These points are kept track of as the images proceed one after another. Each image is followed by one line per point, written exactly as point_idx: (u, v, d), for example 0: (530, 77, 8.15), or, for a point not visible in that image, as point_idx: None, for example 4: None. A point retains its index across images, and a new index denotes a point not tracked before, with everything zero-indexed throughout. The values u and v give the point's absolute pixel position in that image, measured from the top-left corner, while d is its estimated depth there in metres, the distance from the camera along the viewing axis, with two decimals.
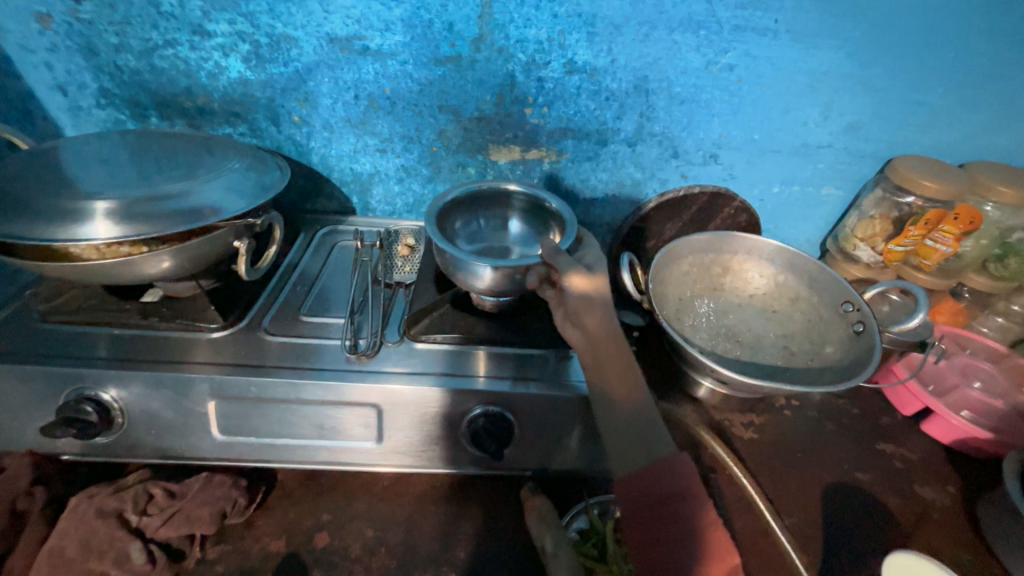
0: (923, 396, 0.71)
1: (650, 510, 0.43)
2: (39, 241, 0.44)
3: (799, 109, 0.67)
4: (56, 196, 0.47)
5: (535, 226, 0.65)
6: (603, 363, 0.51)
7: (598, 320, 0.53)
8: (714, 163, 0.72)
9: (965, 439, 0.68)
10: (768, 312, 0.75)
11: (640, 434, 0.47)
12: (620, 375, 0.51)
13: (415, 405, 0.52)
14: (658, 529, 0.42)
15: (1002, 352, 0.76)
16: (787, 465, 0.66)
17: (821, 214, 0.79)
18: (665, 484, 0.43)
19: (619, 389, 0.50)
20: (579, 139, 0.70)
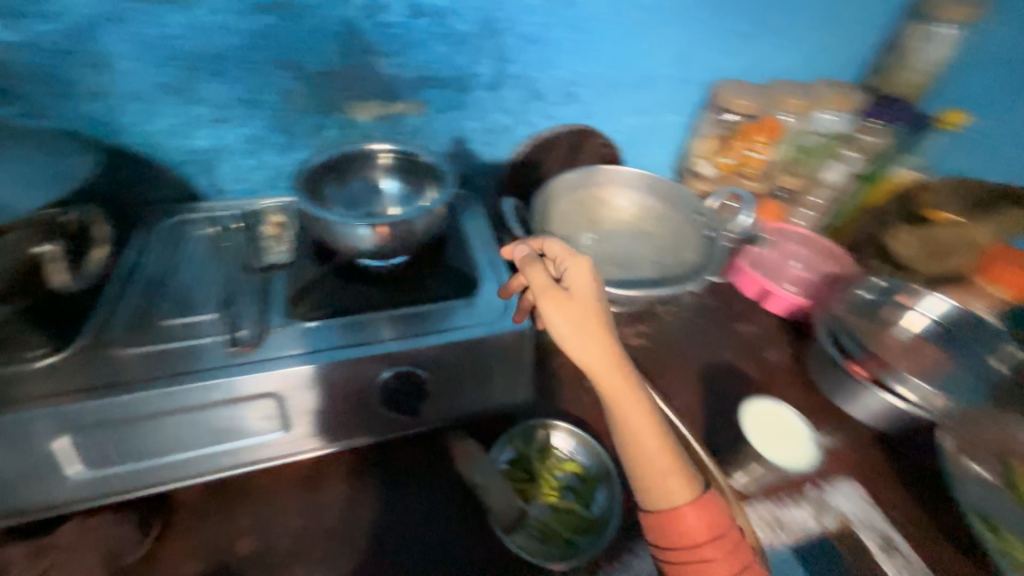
0: (756, 279, 0.87)
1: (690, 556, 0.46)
2: None
3: (634, 43, 0.73)
4: None
5: (409, 183, 0.63)
6: (615, 396, 0.49)
7: (591, 351, 0.49)
8: (572, 101, 0.76)
9: (792, 308, 0.85)
10: (641, 234, 0.83)
11: (667, 475, 0.48)
12: (643, 422, 0.49)
13: (317, 382, 0.50)
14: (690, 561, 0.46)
15: (812, 236, 0.94)
16: (670, 359, 0.77)
17: (669, 140, 0.88)
18: (700, 538, 0.46)
19: (644, 434, 0.48)
20: (439, 87, 0.68)
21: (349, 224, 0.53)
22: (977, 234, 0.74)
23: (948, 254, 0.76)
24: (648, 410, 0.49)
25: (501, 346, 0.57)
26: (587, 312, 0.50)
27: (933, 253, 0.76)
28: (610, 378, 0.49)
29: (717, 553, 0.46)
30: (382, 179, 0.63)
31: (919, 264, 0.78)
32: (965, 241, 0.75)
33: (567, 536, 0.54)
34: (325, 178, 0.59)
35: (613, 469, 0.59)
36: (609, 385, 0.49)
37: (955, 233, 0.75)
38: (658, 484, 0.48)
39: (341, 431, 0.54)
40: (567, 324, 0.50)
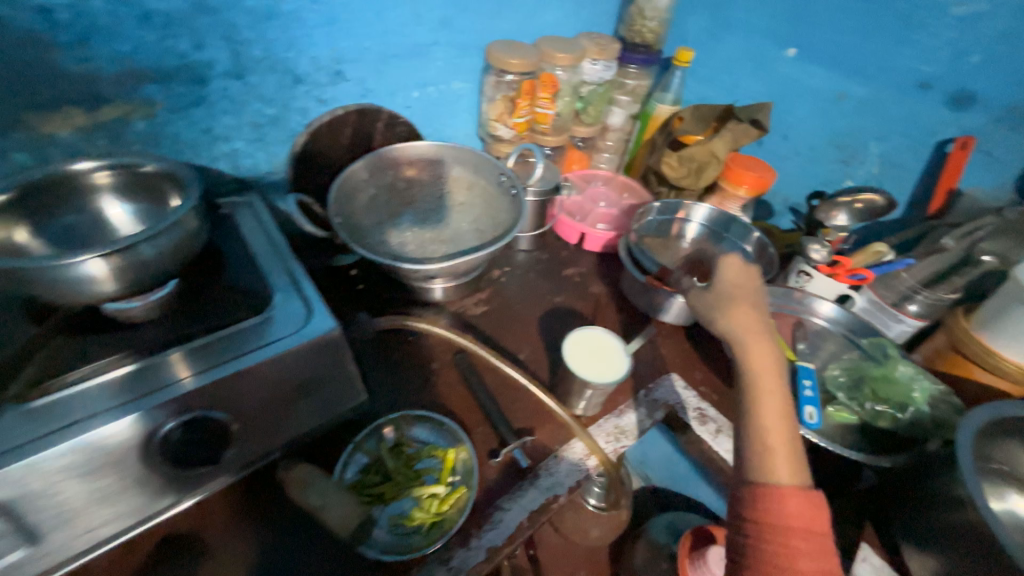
0: (569, 225, 0.95)
1: (779, 535, 0.42)
2: None
3: (391, 11, 0.70)
4: None
5: (146, 199, 0.52)
6: (757, 374, 0.51)
7: (747, 319, 0.54)
8: (343, 80, 0.71)
9: (605, 243, 0.95)
10: (458, 206, 0.83)
11: (777, 453, 0.46)
12: (774, 408, 0.48)
13: (66, 468, 0.40)
14: (780, 528, 0.43)
15: (612, 176, 1.05)
16: (511, 318, 0.81)
17: (463, 107, 0.89)
18: (794, 519, 0.43)
19: (769, 418, 0.48)
20: (163, 82, 0.56)
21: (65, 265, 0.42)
22: (714, 145, 0.88)
23: (694, 163, 0.91)
24: (784, 406, 0.49)
25: (307, 354, 0.52)
26: (733, 286, 0.57)
27: (680, 162, 0.93)
28: (759, 356, 0.52)
29: (811, 543, 0.42)
30: (104, 201, 0.51)
31: (675, 176, 0.93)
32: (705, 151, 0.89)
33: (433, 519, 0.53)
34: (7, 216, 0.45)
35: (465, 437, 0.60)
36: (751, 368, 0.51)
37: (698, 147, 0.89)
38: (768, 466, 0.46)
39: (129, 514, 0.45)
40: (736, 293, 0.57)
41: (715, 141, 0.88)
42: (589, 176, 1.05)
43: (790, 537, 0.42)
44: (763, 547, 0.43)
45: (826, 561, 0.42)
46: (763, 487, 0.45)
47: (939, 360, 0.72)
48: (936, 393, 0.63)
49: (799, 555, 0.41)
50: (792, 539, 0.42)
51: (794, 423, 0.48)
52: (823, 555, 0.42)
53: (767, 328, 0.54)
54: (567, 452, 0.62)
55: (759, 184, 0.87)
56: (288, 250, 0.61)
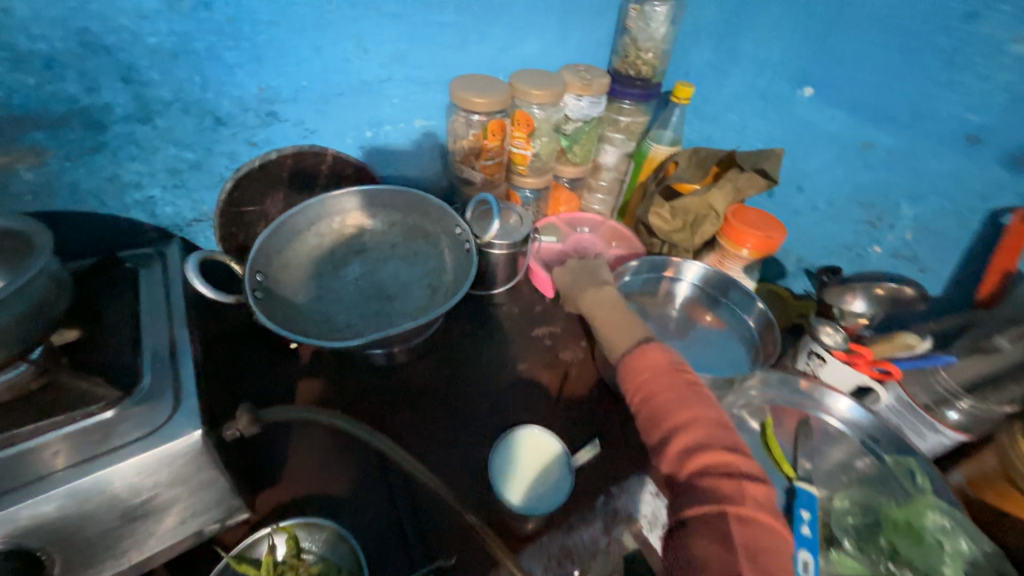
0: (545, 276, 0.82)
1: (642, 388, 0.54)
2: None
3: (330, 47, 0.62)
4: None
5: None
6: (604, 322, 0.65)
7: (580, 287, 0.73)
8: (277, 121, 0.63)
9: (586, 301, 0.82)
10: (411, 256, 0.74)
11: (626, 347, 0.61)
12: (618, 325, 0.64)
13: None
14: (654, 397, 0.53)
15: (601, 221, 0.91)
16: (459, 389, 0.67)
17: (429, 146, 0.80)
18: (645, 374, 0.55)
19: (615, 331, 0.63)
20: (51, 128, 0.51)
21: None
22: (713, 197, 0.77)
23: (689, 215, 0.79)
24: (622, 312, 0.66)
25: (165, 462, 0.43)
26: (577, 267, 0.76)
27: (674, 215, 0.80)
28: (596, 296, 0.69)
29: (663, 387, 0.53)
30: None
31: (668, 231, 0.80)
32: (702, 203, 0.77)
33: None
34: None
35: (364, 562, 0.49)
36: (594, 305, 0.68)
37: (695, 198, 0.78)
38: (626, 356, 0.59)
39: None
40: (574, 275, 0.75)
41: (714, 192, 0.76)
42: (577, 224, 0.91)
43: (650, 390, 0.53)
44: (638, 408, 0.54)
45: (670, 381, 0.53)
46: (636, 370, 0.56)
47: (986, 487, 0.57)
48: (966, 547, 0.50)
49: (655, 393, 0.53)
50: (645, 383, 0.54)
51: (631, 316, 0.65)
52: (666, 378, 0.53)
53: (597, 280, 0.73)
54: None
55: (765, 245, 0.74)
56: (183, 319, 0.53)
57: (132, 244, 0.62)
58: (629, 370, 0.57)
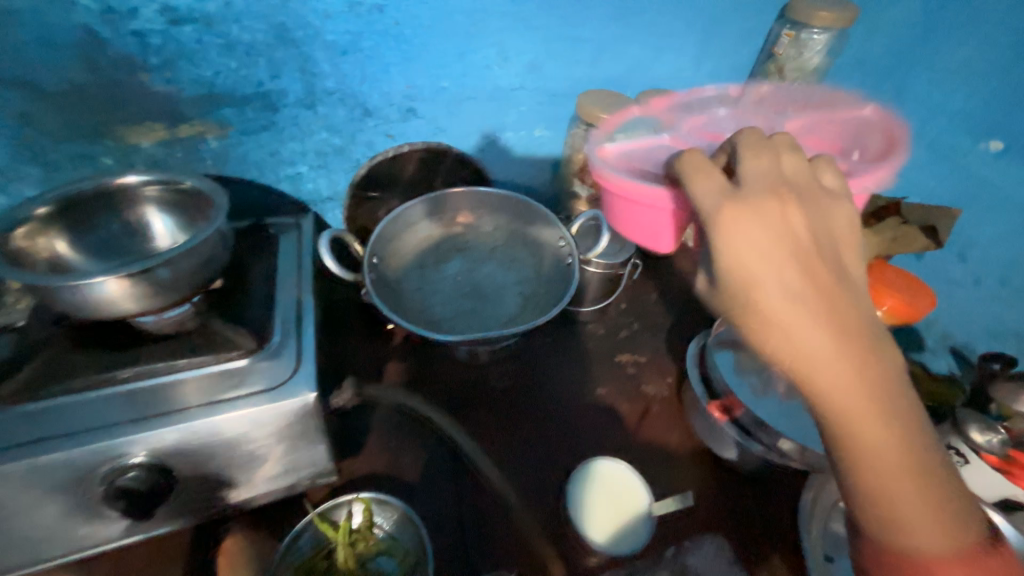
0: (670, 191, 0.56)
1: (883, 508, 0.37)
2: None
3: (476, 53, 0.65)
4: None
5: (181, 216, 0.53)
6: (816, 360, 0.37)
7: (779, 289, 0.38)
8: (414, 117, 0.68)
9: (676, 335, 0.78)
10: (509, 261, 0.75)
11: (853, 427, 0.37)
12: (839, 376, 0.37)
13: (22, 482, 0.42)
14: (886, 520, 0.37)
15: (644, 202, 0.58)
16: (540, 402, 0.67)
17: (542, 155, 0.80)
18: (879, 506, 0.37)
19: (835, 390, 0.37)
20: (236, 106, 0.58)
21: (79, 283, 0.43)
22: (864, 238, 0.68)
23: None
24: (855, 361, 0.37)
25: (274, 415, 0.47)
26: (771, 195, 0.40)
27: None
28: (805, 339, 0.37)
29: (895, 515, 0.37)
30: (150, 216, 0.52)
31: None
32: None
33: None
34: (50, 227, 0.47)
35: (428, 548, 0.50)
36: (760, 231, 0.39)
37: None
38: (856, 440, 0.37)
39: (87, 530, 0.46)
40: (764, 276, 0.38)
41: (866, 234, 0.68)
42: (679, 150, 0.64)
43: (881, 512, 0.37)
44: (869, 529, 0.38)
45: (924, 523, 0.36)
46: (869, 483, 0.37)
47: None
48: None
49: (895, 525, 0.37)
50: (878, 517, 0.37)
51: (881, 374, 0.38)
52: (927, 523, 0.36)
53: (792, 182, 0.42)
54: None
55: (906, 310, 0.65)
56: (308, 287, 0.59)
57: (273, 211, 0.70)
58: (860, 428, 0.37)
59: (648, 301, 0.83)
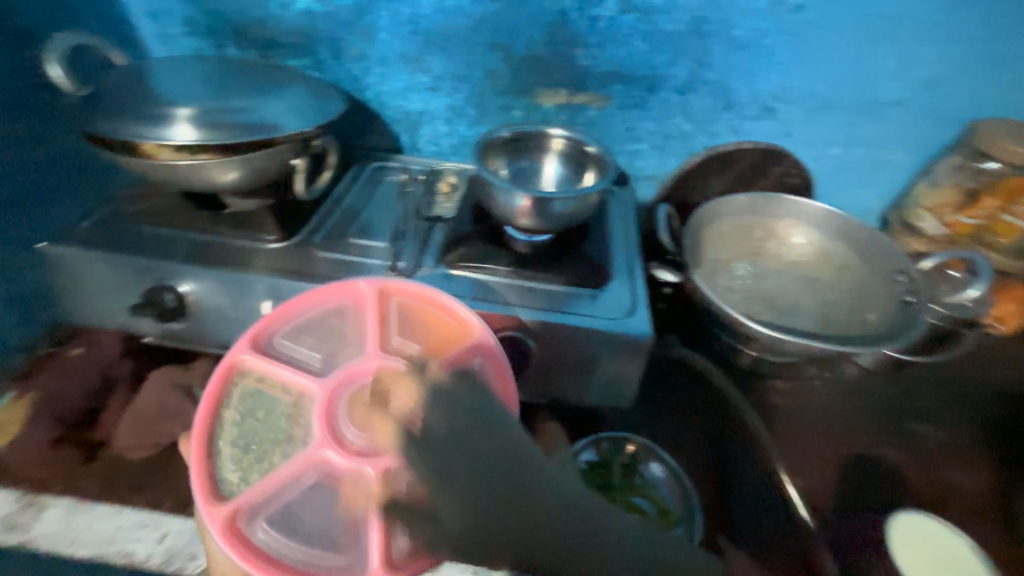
0: (254, 487, 0.38)
1: None
2: (125, 137, 0.52)
3: (871, 61, 0.64)
4: (150, 105, 0.54)
5: (573, 171, 0.64)
6: None
7: None
8: (770, 117, 0.69)
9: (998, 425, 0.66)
10: (811, 280, 0.72)
11: None
12: None
13: None
14: None
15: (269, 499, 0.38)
16: (817, 429, 0.65)
17: (886, 179, 0.74)
18: None
19: None
20: (626, 85, 0.68)
21: (507, 191, 0.57)
22: None
23: None
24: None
25: (615, 336, 0.55)
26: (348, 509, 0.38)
27: None
28: None
29: None
30: (552, 163, 0.65)
31: None
32: None
33: None
34: (501, 151, 0.64)
35: (697, 511, 0.53)
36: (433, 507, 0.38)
37: None
38: None
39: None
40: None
41: None
42: (214, 413, 0.41)
43: None
44: None
45: None
46: None
47: None
48: None
49: None
50: None
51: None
52: None
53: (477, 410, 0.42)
54: None
55: None
56: (638, 252, 0.66)
57: None
58: None
59: (962, 375, 0.72)
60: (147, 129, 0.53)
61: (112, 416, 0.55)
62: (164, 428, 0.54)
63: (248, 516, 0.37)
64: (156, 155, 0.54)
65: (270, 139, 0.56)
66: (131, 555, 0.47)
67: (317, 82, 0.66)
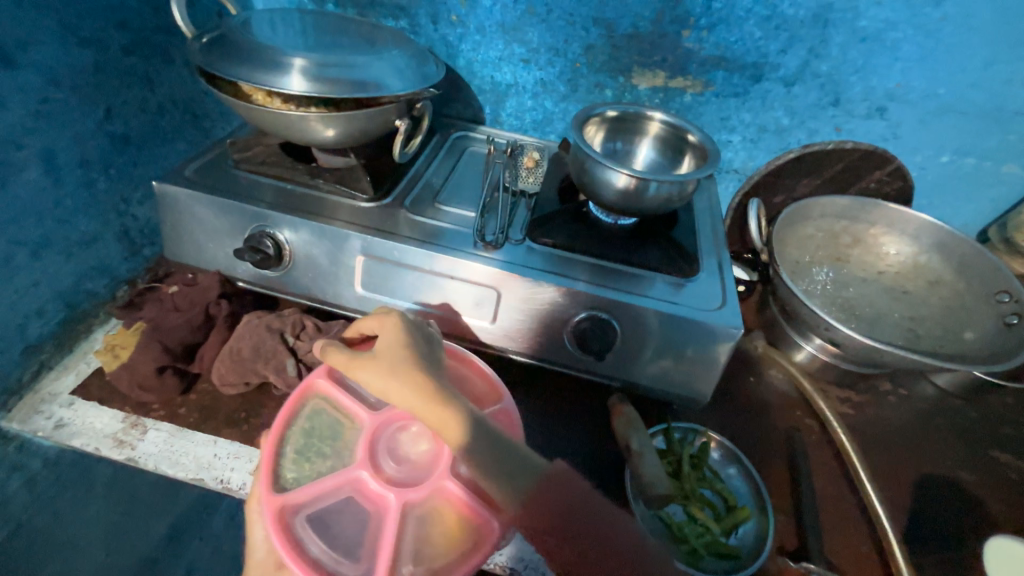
0: (305, 488, 0.44)
1: None
2: (232, 76, 0.50)
3: (1005, 64, 0.61)
4: (257, 44, 0.53)
5: (667, 157, 0.65)
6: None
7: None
8: (878, 117, 0.67)
9: None
10: (897, 292, 0.69)
11: None
12: None
13: (520, 295, 0.56)
14: None
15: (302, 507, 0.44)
16: (893, 446, 0.63)
17: (993, 194, 0.71)
18: None
19: None
20: (731, 71, 0.66)
21: (604, 167, 0.55)
22: None
23: None
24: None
25: (702, 326, 0.54)
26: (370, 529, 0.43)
27: None
28: None
29: None
30: (646, 147, 0.66)
31: None
32: None
33: (696, 547, 0.50)
34: (601, 129, 0.64)
35: (769, 506, 0.54)
36: (434, 536, 0.44)
37: None
38: None
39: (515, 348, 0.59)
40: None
41: None
42: (288, 420, 0.48)
43: None
44: None
45: None
46: None
47: None
48: None
49: None
50: None
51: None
52: None
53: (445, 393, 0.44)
54: None
55: None
56: (724, 246, 0.65)
57: None
58: None
59: None
60: (267, 78, 0.50)
61: (208, 353, 0.58)
62: (256, 369, 0.56)
63: (293, 513, 0.43)
64: (265, 102, 0.54)
65: (372, 98, 0.54)
66: (227, 482, 0.51)
67: (415, 44, 0.64)
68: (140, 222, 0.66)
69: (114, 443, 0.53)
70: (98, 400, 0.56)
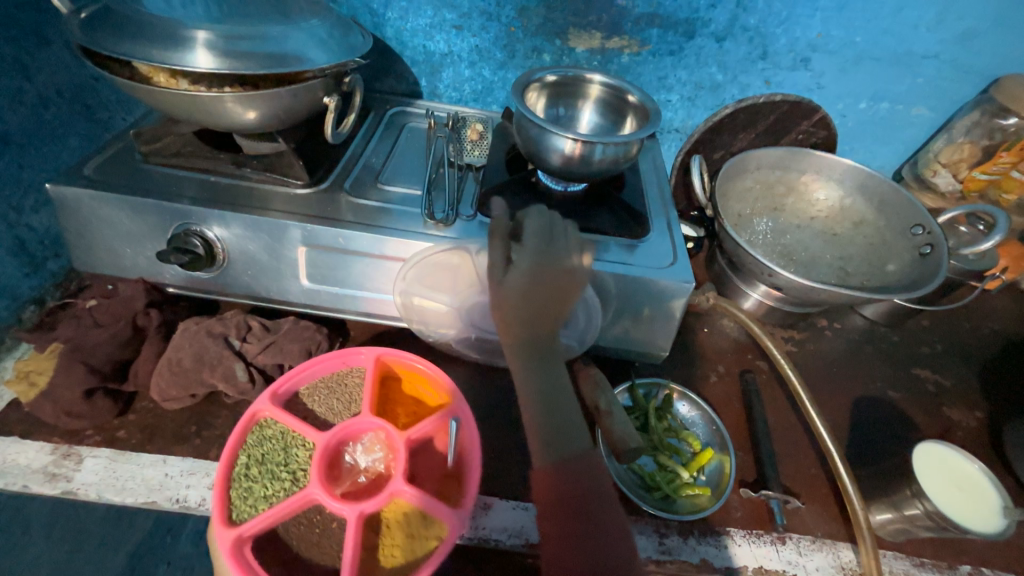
0: (257, 518, 0.43)
1: None
2: (122, 56, 0.44)
3: (912, 9, 0.64)
4: (146, 15, 0.46)
5: (611, 120, 0.65)
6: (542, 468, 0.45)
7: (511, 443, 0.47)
8: (804, 68, 0.70)
9: (985, 369, 0.73)
10: (828, 234, 0.74)
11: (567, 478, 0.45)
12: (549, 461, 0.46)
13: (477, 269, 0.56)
14: None
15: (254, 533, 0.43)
16: (831, 376, 0.68)
17: (904, 137, 0.77)
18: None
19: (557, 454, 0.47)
20: (665, 28, 0.66)
21: (547, 133, 0.54)
22: None
23: None
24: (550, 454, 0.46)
25: (656, 284, 0.55)
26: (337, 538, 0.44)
27: None
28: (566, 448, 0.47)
29: None
30: (589, 112, 0.66)
31: None
32: None
33: (667, 492, 0.53)
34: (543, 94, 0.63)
35: (731, 444, 0.58)
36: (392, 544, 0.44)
37: None
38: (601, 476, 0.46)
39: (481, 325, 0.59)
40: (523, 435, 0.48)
41: None
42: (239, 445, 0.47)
43: None
44: None
45: None
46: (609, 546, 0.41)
47: None
48: None
49: None
50: None
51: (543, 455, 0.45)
52: None
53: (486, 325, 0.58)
54: (828, 548, 0.51)
55: None
56: (672, 205, 0.66)
57: None
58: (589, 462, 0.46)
59: (955, 328, 0.78)
60: (165, 55, 0.44)
61: (143, 367, 0.53)
62: (201, 379, 0.52)
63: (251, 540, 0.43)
64: (171, 86, 0.49)
65: (291, 73, 0.49)
66: (183, 501, 0.48)
67: (333, 12, 0.59)
68: (38, 232, 0.58)
69: (46, 478, 0.48)
70: (16, 434, 0.50)
